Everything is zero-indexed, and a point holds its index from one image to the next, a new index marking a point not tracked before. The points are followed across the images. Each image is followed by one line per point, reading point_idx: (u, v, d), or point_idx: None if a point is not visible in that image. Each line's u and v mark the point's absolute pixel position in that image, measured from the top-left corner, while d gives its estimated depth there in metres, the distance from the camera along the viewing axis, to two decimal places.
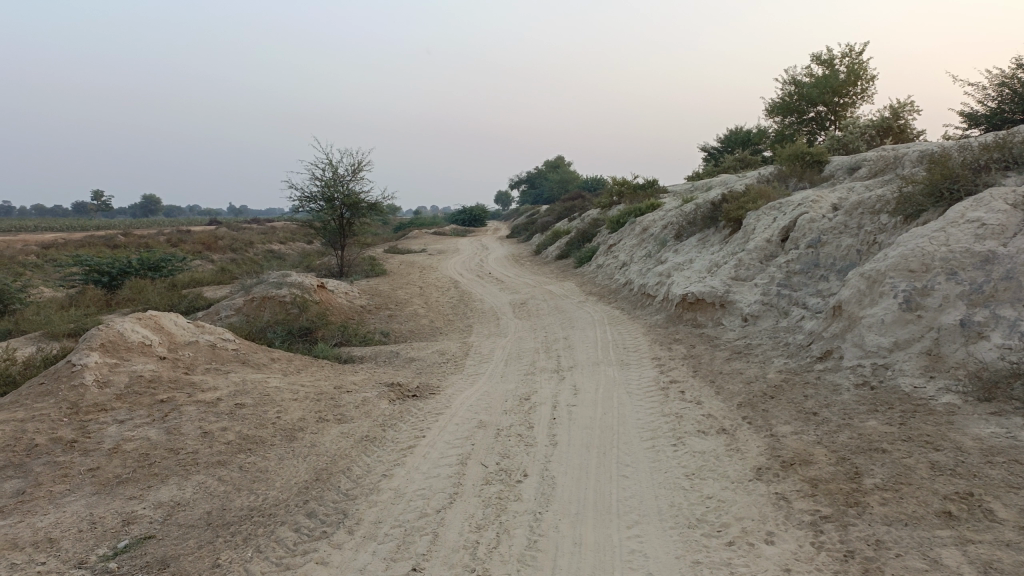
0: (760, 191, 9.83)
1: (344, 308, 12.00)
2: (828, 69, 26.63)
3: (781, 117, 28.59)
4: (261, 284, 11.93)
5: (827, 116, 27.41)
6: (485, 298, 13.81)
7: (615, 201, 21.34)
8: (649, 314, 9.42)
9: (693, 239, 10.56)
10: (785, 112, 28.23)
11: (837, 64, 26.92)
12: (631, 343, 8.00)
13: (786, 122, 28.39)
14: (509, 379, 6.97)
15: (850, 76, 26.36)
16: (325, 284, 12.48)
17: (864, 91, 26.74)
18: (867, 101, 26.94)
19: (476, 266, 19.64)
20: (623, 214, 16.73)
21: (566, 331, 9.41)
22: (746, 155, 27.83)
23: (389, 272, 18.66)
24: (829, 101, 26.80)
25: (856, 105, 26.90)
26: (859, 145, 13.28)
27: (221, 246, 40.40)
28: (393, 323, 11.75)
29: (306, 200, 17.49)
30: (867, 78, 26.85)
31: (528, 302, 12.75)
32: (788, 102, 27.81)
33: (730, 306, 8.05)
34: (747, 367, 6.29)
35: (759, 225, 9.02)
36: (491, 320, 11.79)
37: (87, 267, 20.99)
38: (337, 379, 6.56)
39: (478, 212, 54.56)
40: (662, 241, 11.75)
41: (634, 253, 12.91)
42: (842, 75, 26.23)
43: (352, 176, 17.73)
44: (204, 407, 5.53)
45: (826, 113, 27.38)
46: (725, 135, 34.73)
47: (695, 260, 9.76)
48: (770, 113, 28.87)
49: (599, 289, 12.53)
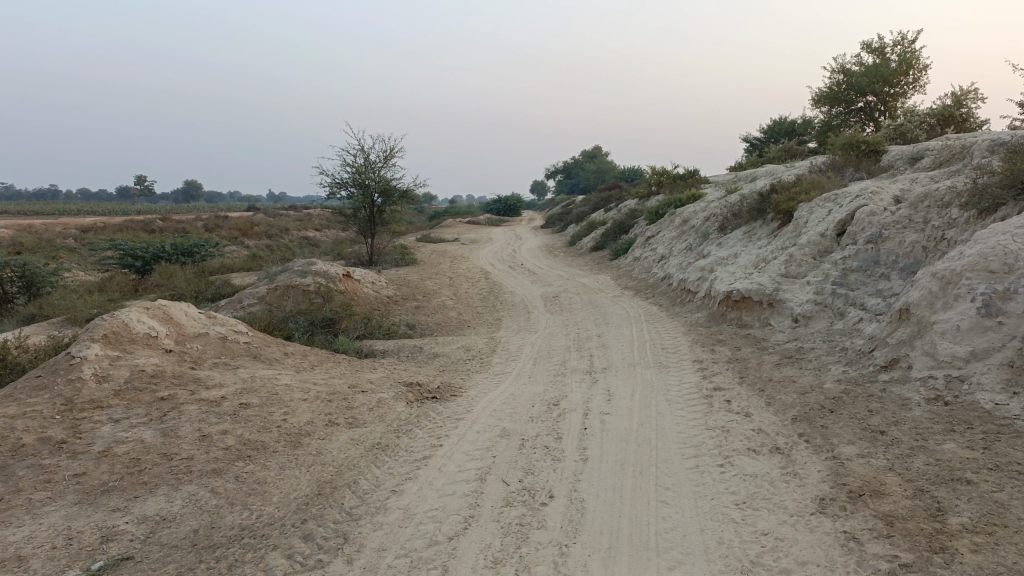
0: (813, 182, 9.15)
1: (370, 299, 11.60)
2: (879, 57, 25.47)
3: (827, 107, 27.50)
4: (286, 272, 11.58)
5: (877, 107, 26.25)
6: (517, 291, 13.30)
7: (653, 191, 20.62)
8: (689, 311, 8.83)
9: (738, 232, 9.91)
10: (832, 102, 27.13)
11: (888, 52, 25.73)
12: (671, 343, 7.42)
13: (832, 112, 27.29)
14: (537, 381, 6.46)
15: (901, 65, 25.16)
16: (351, 273, 12.09)
17: (916, 80, 25.50)
18: (919, 90, 25.73)
19: (509, 257, 19.13)
20: (662, 204, 16.06)
21: (601, 327, 8.87)
22: (790, 146, 26.82)
23: (420, 261, 18.26)
24: (878, 91, 25.65)
25: (908, 95, 25.70)
26: (918, 135, 12.43)
27: (257, 233, 40.54)
28: (420, 315, 11.32)
29: (336, 187, 17.13)
30: (919, 67, 25.63)
31: (561, 296, 12.21)
32: (835, 91, 26.70)
33: (779, 305, 7.43)
34: (800, 375, 5.69)
35: (812, 218, 8.35)
36: (522, 313, 11.28)
37: (121, 252, 20.99)
38: (352, 377, 6.11)
39: (513, 201, 54.00)
40: (704, 234, 11.10)
41: (674, 246, 12.29)
42: (894, 63, 25.07)
43: (383, 163, 17.32)
44: (206, 406, 5.12)
45: (875, 103, 26.23)
46: (768, 126, 33.67)
47: (741, 255, 9.13)
48: (816, 102, 27.78)
49: (636, 283, 11.94)
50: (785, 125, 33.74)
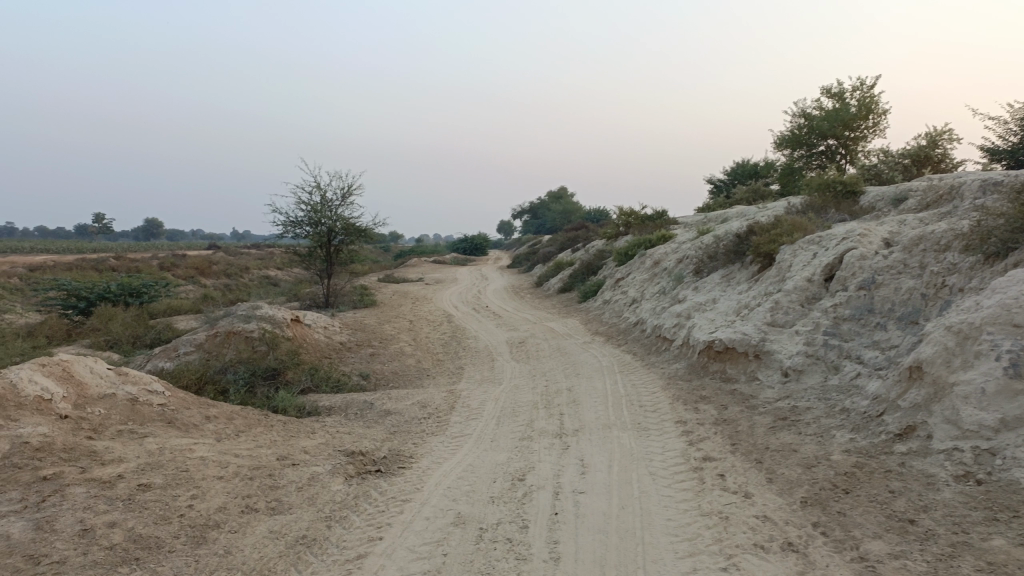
0: (795, 222, 8.59)
1: (320, 346, 10.69)
2: (839, 101, 25.52)
3: (789, 149, 27.46)
4: (228, 316, 10.65)
5: (839, 150, 26.24)
6: (479, 336, 12.50)
7: (621, 232, 20.09)
8: (667, 362, 8.10)
9: (715, 275, 9.27)
10: (795, 145, 27.07)
11: (848, 96, 25.80)
12: (650, 399, 6.66)
13: (795, 155, 27.24)
14: (499, 448, 5.63)
15: (861, 109, 25.18)
16: (300, 318, 11.20)
17: (876, 124, 25.51)
18: (880, 134, 25.81)
19: (473, 299, 18.39)
20: (631, 245, 15.51)
21: (570, 379, 8.09)
22: (755, 188, 26.65)
23: (378, 303, 17.38)
24: (840, 135, 25.64)
25: (868, 138, 25.75)
26: (894, 176, 12.04)
27: (214, 272, 39.31)
28: (374, 364, 10.43)
29: (291, 226, 16.23)
30: (879, 111, 25.74)
31: (527, 342, 11.46)
32: (797, 134, 26.67)
33: (767, 357, 6.74)
34: (802, 444, 4.95)
35: (796, 262, 7.75)
36: (485, 362, 10.46)
37: (61, 292, 19.78)
38: (282, 445, 5.22)
39: (478, 241, 53.42)
40: (679, 276, 10.48)
41: (645, 289, 11.65)
42: (854, 107, 25.11)
43: (341, 200, 16.51)
44: (96, 490, 4.18)
45: (836, 146, 26.21)
46: (732, 167, 33.71)
47: (720, 300, 8.47)
48: (779, 145, 27.73)
49: (606, 329, 11.22)
50: (748, 167, 33.77)
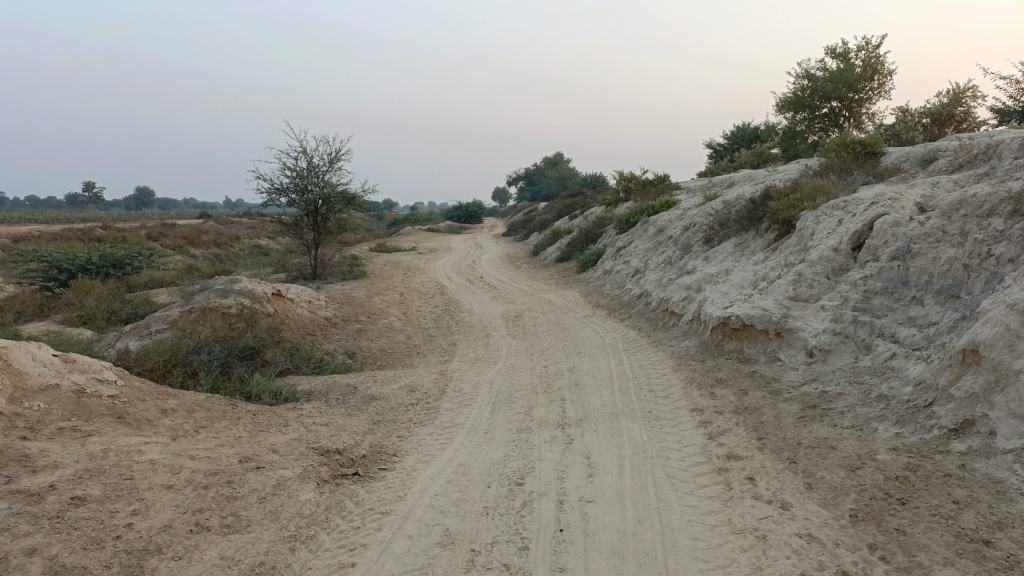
0: (815, 186, 7.91)
1: (304, 322, 10.03)
2: (843, 61, 24.54)
3: (791, 112, 26.54)
4: (205, 290, 9.97)
5: (842, 112, 25.33)
6: (474, 309, 11.86)
7: (621, 198, 19.33)
8: (676, 340, 7.46)
9: (727, 244, 8.60)
10: (797, 107, 26.14)
11: (852, 56, 24.84)
12: (661, 383, 6.04)
13: (797, 118, 26.33)
14: (494, 442, 5.02)
15: (866, 70, 24.23)
16: (283, 291, 10.53)
17: (881, 85, 24.58)
18: (885, 96, 24.89)
19: (468, 269, 17.73)
20: (632, 211, 14.81)
21: (572, 358, 7.46)
22: (756, 153, 25.79)
23: (369, 274, 16.69)
24: (843, 97, 24.72)
25: (873, 100, 24.83)
26: (914, 136, 11.31)
27: (205, 241, 38.56)
28: (361, 341, 9.79)
29: (275, 194, 15.44)
30: (884, 72, 24.78)
31: (524, 315, 10.84)
32: (800, 96, 25.73)
33: (790, 336, 6.10)
34: (840, 440, 4.33)
35: (819, 229, 7.07)
36: (480, 338, 9.82)
37: (40, 263, 19.09)
38: (246, 444, 4.58)
39: (473, 209, 52.53)
40: (686, 245, 9.82)
41: (649, 258, 11.00)
42: (858, 68, 24.14)
43: (327, 166, 15.71)
44: (19, 506, 3.48)
45: (840, 109, 25.29)
46: (732, 131, 32.86)
47: (734, 272, 7.81)
48: (780, 108, 26.81)
49: (608, 301, 10.56)
50: (748, 131, 32.85)
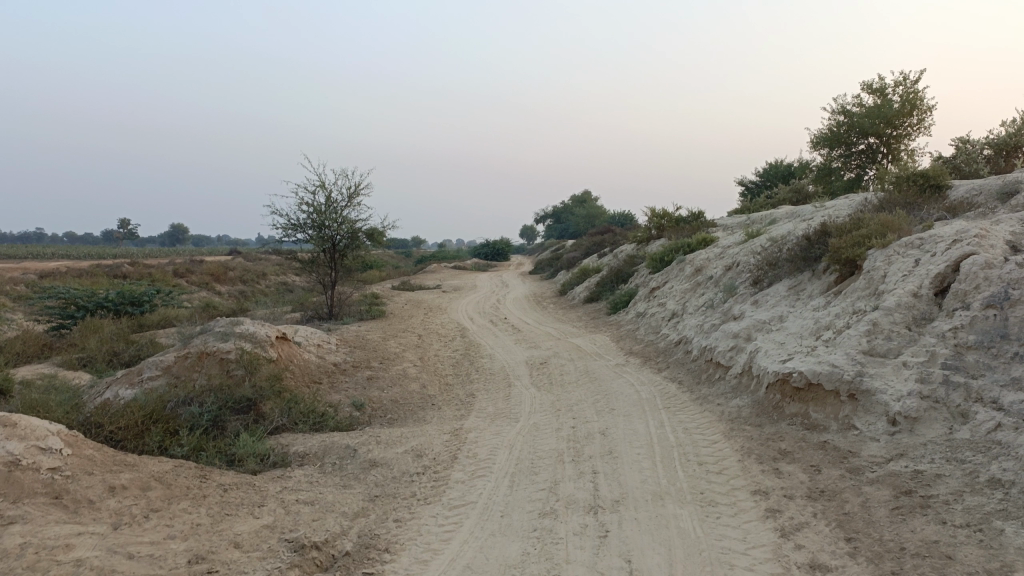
0: (881, 222, 6.96)
1: (310, 368, 9.20)
2: (880, 97, 23.37)
3: (826, 149, 25.30)
4: (205, 333, 9.21)
5: (880, 149, 24.07)
6: (497, 354, 10.98)
7: (653, 236, 18.39)
8: (725, 398, 6.49)
9: (779, 286, 7.64)
10: (832, 144, 24.89)
11: (889, 92, 23.67)
12: (714, 453, 5.07)
13: (832, 155, 25.12)
14: (512, 533, 4.09)
15: (905, 105, 23.01)
16: (289, 335, 9.71)
17: (920, 122, 23.28)
18: (925, 131, 23.62)
19: (493, 309, 16.90)
20: (666, 249, 13.90)
21: (605, 417, 6.52)
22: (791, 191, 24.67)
23: (388, 315, 15.92)
24: (881, 133, 23.48)
25: (913, 136, 23.53)
26: (978, 169, 10.29)
27: (231, 277, 38.34)
28: (371, 390, 8.93)
29: (291, 230, 14.75)
30: (924, 107, 23.55)
31: (551, 363, 9.92)
32: (835, 132, 24.55)
33: (867, 399, 5.10)
34: (956, 546, 3.34)
35: (892, 271, 6.11)
36: (501, 388, 8.91)
37: (57, 300, 18.70)
38: (203, 537, 3.73)
39: (500, 246, 51.89)
40: (730, 287, 8.87)
41: (689, 301, 10.06)
42: (897, 103, 22.93)
43: (346, 202, 15.02)
44: None
45: (877, 145, 24.05)
46: (764, 168, 31.91)
47: (790, 318, 6.85)
48: (815, 145, 25.67)
49: (643, 348, 9.61)
50: (782, 168, 31.84)
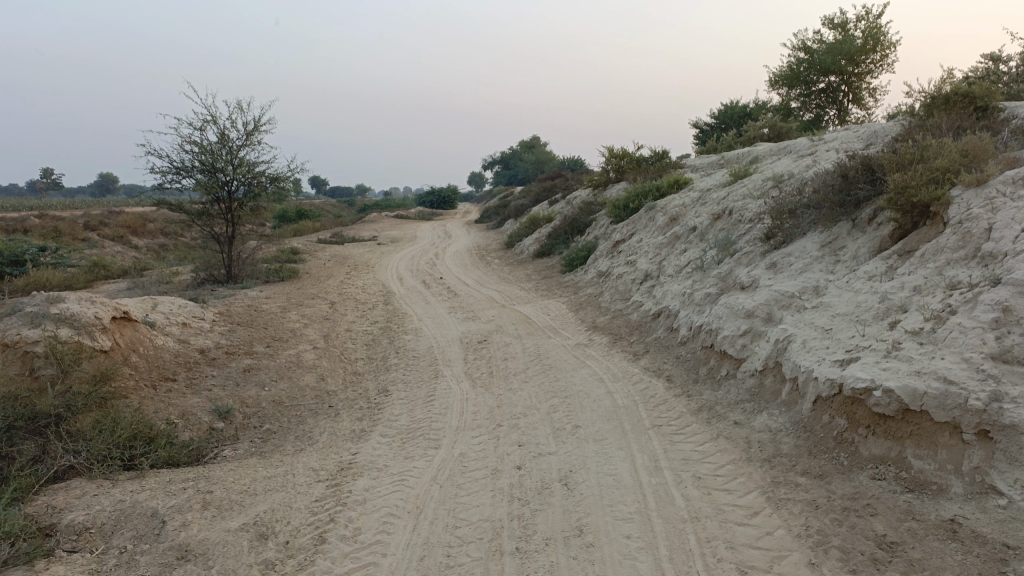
0: (960, 149, 4.81)
1: (163, 359, 6.78)
2: (840, 31, 20.85)
3: (786, 88, 22.73)
4: (12, 313, 6.61)
5: (840, 88, 21.68)
6: (423, 328, 8.71)
7: (610, 180, 16.13)
8: (744, 414, 4.35)
9: (805, 242, 5.48)
10: (792, 83, 22.30)
11: (852, 26, 21.11)
12: (763, 546, 2.93)
13: (791, 95, 22.65)
14: None
15: (868, 40, 20.44)
16: (135, 313, 7.18)
17: (886, 57, 20.76)
18: (890, 68, 21.28)
19: (428, 267, 14.57)
20: (629, 194, 11.68)
21: (567, 447, 4.31)
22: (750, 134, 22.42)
23: (303, 275, 13.44)
24: (843, 71, 21.07)
25: (876, 74, 21.16)
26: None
27: (150, 228, 35.01)
28: (246, 387, 6.59)
29: (175, 173, 11.94)
30: (889, 42, 21.06)
31: (491, 340, 7.71)
32: (794, 70, 22.07)
33: (1012, 441, 2.92)
34: None
35: (1004, 222, 3.99)
36: (424, 381, 6.67)
37: None
38: None
39: (445, 194, 49.18)
40: (727, 241, 6.71)
41: (667, 258, 7.91)
42: (859, 38, 20.42)
43: (243, 139, 12.33)
44: None
45: (838, 84, 21.63)
46: (718, 109, 29.67)
47: (834, 292, 4.70)
48: (773, 84, 23.22)
49: (610, 322, 7.43)
50: (737, 109, 29.58)
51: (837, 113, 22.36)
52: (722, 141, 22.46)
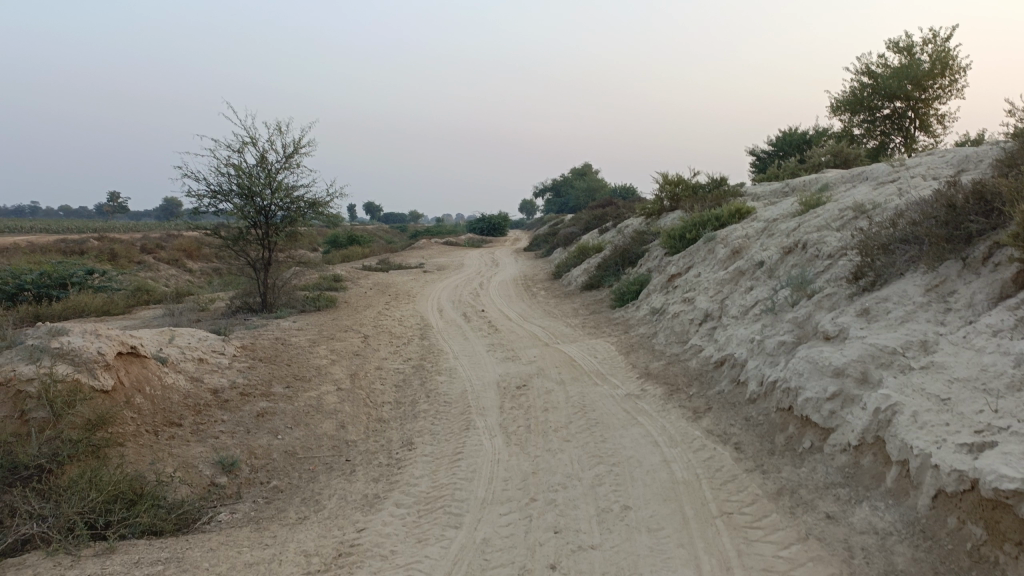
0: None
1: (170, 401, 6.19)
2: (907, 55, 19.63)
3: (848, 114, 21.43)
4: (12, 346, 6.03)
5: (906, 114, 20.27)
6: (458, 368, 7.98)
7: (664, 208, 15.26)
8: (839, 506, 3.50)
9: (902, 285, 4.59)
10: (855, 108, 20.92)
11: (919, 50, 19.87)
12: None
13: (853, 121, 21.22)
14: None
15: (936, 65, 19.23)
16: (145, 348, 6.63)
17: (956, 83, 19.43)
18: (961, 93, 19.91)
19: (472, 297, 13.90)
20: (685, 223, 10.81)
21: (612, 538, 3.52)
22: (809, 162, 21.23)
23: (341, 304, 12.90)
24: (909, 97, 19.76)
25: (945, 100, 19.82)
26: None
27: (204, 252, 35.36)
28: (256, 434, 5.93)
29: (211, 197, 11.54)
30: (960, 66, 19.73)
31: (531, 385, 6.93)
32: (857, 95, 20.65)
33: None
34: None
35: None
36: (454, 433, 5.92)
37: None
38: None
39: (495, 221, 48.79)
40: (803, 280, 5.83)
41: (731, 297, 7.04)
42: (927, 62, 19.24)
43: (282, 163, 11.90)
44: None
45: (904, 110, 20.24)
46: (776, 136, 28.49)
47: (948, 349, 3.81)
48: (834, 110, 21.99)
49: (666, 368, 6.60)
50: (796, 136, 28.37)
51: (903, 140, 20.81)
52: (779, 170, 21.13)
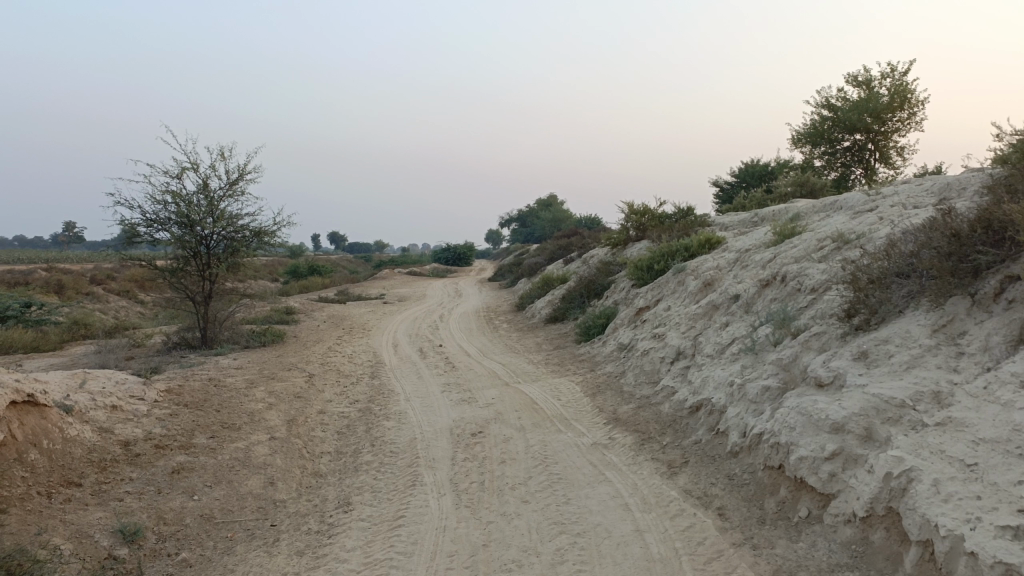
0: None
1: (72, 457, 5.34)
2: (866, 88, 19.63)
3: (809, 146, 21.34)
4: None
5: (866, 146, 20.20)
6: (407, 412, 7.26)
7: (630, 238, 14.79)
8: None
9: (902, 325, 4.05)
10: (816, 140, 20.83)
11: (877, 83, 19.89)
12: None
13: (815, 153, 21.12)
14: None
15: (895, 98, 19.22)
16: (47, 394, 5.78)
17: (914, 115, 19.43)
18: (920, 126, 19.92)
19: (430, 331, 13.20)
20: (652, 253, 10.29)
21: None
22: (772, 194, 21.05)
23: (289, 339, 12.10)
24: (868, 130, 19.69)
25: (904, 133, 19.81)
26: None
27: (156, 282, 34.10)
28: (169, 495, 5.14)
29: (146, 226, 10.72)
30: (918, 99, 19.76)
31: (487, 432, 6.25)
32: (817, 127, 20.56)
33: None
34: None
35: None
36: (398, 490, 5.21)
37: None
38: None
39: (460, 251, 48.25)
40: (785, 318, 5.28)
41: (706, 333, 6.47)
42: (885, 95, 19.22)
43: (225, 189, 11.17)
44: None
45: (864, 143, 20.17)
46: (738, 167, 28.44)
47: (967, 403, 3.24)
48: (795, 142, 21.90)
49: (635, 413, 5.98)
50: (758, 168, 28.36)
51: (864, 172, 20.68)
52: (743, 201, 20.86)
